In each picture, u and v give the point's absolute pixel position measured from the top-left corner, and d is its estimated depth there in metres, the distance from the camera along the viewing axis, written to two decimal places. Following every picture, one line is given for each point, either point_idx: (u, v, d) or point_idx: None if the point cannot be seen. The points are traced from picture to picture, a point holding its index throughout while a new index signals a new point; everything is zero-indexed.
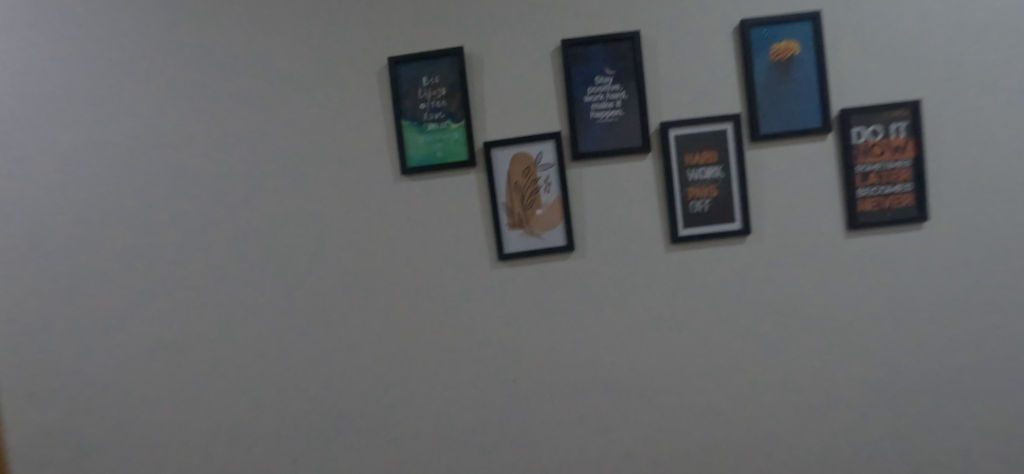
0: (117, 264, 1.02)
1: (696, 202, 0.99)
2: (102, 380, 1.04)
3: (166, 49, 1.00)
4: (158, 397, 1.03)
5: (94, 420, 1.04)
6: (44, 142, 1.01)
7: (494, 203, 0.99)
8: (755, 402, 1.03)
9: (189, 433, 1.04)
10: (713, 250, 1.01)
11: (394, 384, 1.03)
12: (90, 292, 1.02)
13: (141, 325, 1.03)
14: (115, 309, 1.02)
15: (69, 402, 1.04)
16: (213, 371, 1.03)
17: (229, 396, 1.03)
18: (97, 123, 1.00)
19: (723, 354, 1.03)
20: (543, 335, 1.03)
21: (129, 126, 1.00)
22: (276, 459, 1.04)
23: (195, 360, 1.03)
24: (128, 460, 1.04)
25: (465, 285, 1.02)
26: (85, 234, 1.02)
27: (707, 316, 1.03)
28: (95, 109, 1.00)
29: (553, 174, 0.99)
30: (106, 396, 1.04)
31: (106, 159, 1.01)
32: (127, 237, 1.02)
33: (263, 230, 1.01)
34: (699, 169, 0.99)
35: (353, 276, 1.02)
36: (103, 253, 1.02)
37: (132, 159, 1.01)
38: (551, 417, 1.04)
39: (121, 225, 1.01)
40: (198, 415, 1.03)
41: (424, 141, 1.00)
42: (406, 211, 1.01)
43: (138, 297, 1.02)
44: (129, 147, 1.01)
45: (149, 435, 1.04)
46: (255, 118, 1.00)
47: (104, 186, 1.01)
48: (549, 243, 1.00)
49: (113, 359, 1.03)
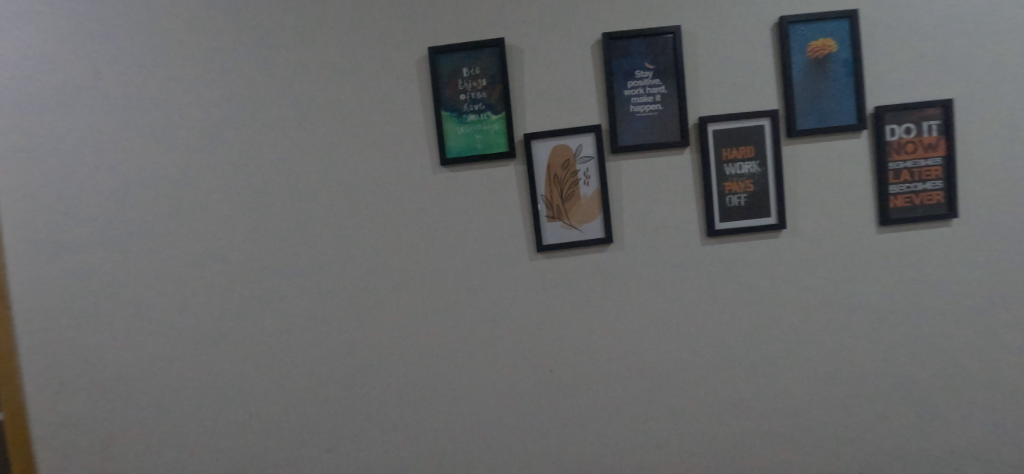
0: (150, 252, 1.02)
1: (733, 196, 1.01)
2: (134, 368, 1.03)
3: (202, 38, 0.99)
4: (192, 386, 1.04)
5: (126, 410, 1.04)
6: (76, 131, 1.00)
7: (533, 195, 1.00)
8: (785, 394, 1.05)
9: (223, 421, 1.04)
10: (747, 244, 1.03)
11: (429, 375, 1.04)
12: (123, 282, 1.02)
13: (175, 314, 1.02)
14: (149, 298, 1.02)
15: (101, 390, 1.04)
16: (248, 361, 1.03)
17: (263, 386, 1.03)
18: (131, 111, 1.00)
19: (754, 347, 1.05)
20: (578, 327, 1.04)
21: (162, 116, 1.00)
22: (311, 449, 1.04)
23: (229, 351, 1.03)
24: (161, 447, 1.04)
25: (502, 276, 1.03)
26: (117, 222, 1.01)
27: (739, 310, 1.04)
28: (129, 97, 1.00)
29: (592, 167, 1.00)
30: (138, 384, 1.04)
31: (140, 148, 1.00)
32: (162, 227, 1.01)
33: (300, 220, 1.01)
34: (736, 164, 1.00)
35: (390, 267, 1.02)
36: (137, 243, 1.02)
37: (166, 149, 1.00)
38: (584, 408, 1.05)
39: (155, 215, 1.01)
40: (232, 406, 1.04)
41: (464, 131, 1.00)
42: (444, 203, 1.02)
43: (172, 285, 1.02)
44: (163, 137, 1.00)
45: (182, 423, 1.04)
46: (293, 108, 1.00)
47: (138, 176, 1.01)
48: (587, 235, 1.02)
49: (146, 347, 1.03)
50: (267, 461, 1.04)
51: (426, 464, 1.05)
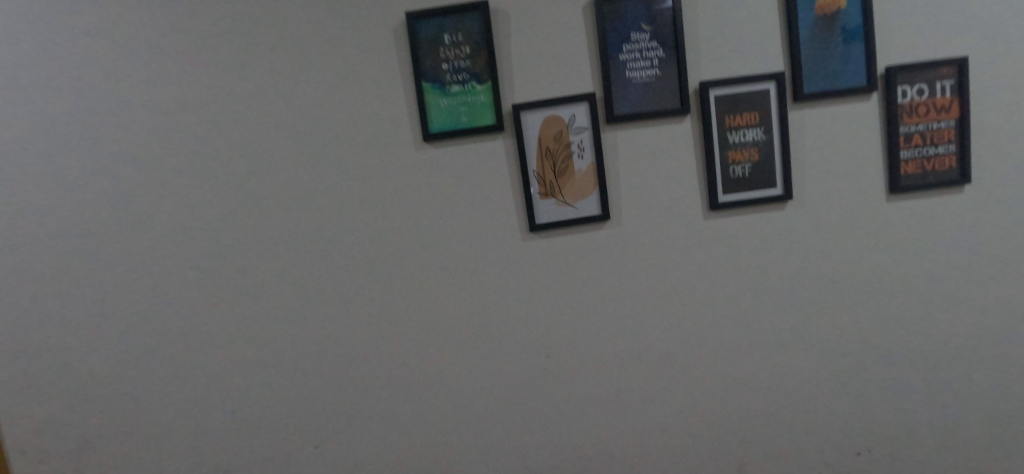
0: (129, 244, 1.00)
1: (737, 166, 0.94)
2: (120, 363, 1.02)
3: (167, 19, 0.95)
4: (179, 380, 1.02)
5: (114, 406, 1.03)
6: (40, 121, 0.97)
7: (524, 170, 0.94)
8: (790, 374, 1.01)
9: (211, 417, 1.03)
10: (751, 218, 0.97)
11: (419, 366, 1.01)
12: (104, 276, 1.00)
13: (159, 307, 1.01)
14: (130, 292, 1.01)
15: (88, 385, 1.03)
16: (236, 352, 1.02)
17: (253, 377, 1.02)
18: (98, 99, 0.96)
19: (760, 326, 1.00)
20: (574, 310, 0.99)
21: (132, 103, 0.97)
22: (304, 440, 1.03)
23: (216, 342, 1.02)
24: (151, 444, 1.04)
25: (493, 259, 0.98)
26: (92, 215, 0.99)
27: (743, 288, 0.99)
28: (93, 86, 0.96)
29: (586, 139, 0.94)
30: (125, 380, 1.03)
31: (112, 139, 0.97)
32: (138, 219, 0.99)
33: (279, 211, 0.98)
34: (740, 131, 0.94)
35: (374, 254, 0.99)
36: (113, 236, 0.99)
37: (138, 139, 0.97)
38: (582, 394, 1.01)
39: (131, 207, 0.99)
40: (223, 398, 1.03)
41: (448, 104, 0.93)
42: (430, 184, 0.97)
43: (153, 277, 1.00)
44: (133, 126, 0.97)
45: (171, 418, 1.03)
46: (268, 90, 0.96)
47: (111, 167, 0.98)
48: (582, 213, 0.95)
49: (131, 341, 1.02)
50: (260, 453, 1.04)
51: (420, 454, 1.03)
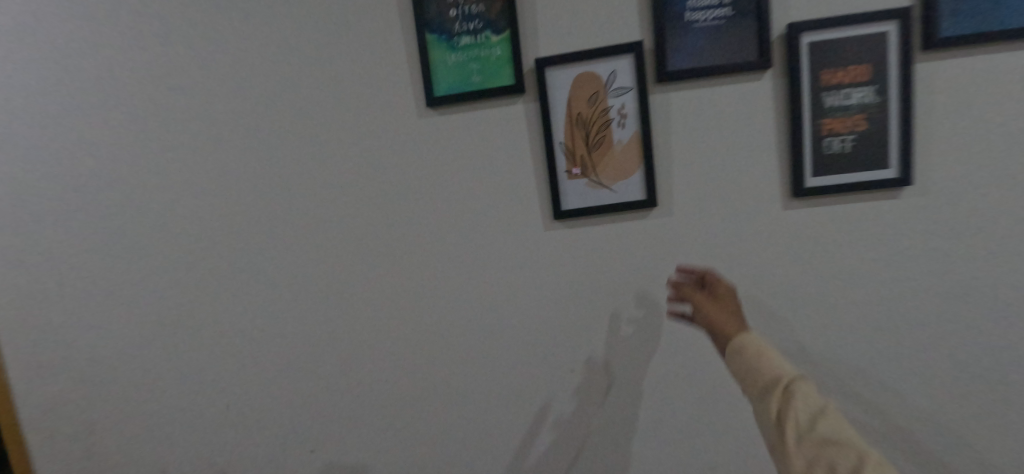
0: (117, 224, 0.92)
1: (835, 139, 0.71)
2: (115, 349, 0.97)
3: None
4: (171, 370, 0.96)
5: (109, 393, 0.99)
6: (17, 90, 0.90)
7: (549, 143, 0.76)
8: (885, 411, 0.78)
9: (203, 412, 0.97)
10: (848, 208, 0.74)
11: (420, 373, 0.89)
12: (96, 257, 0.94)
13: (148, 289, 0.94)
14: (121, 274, 0.94)
15: (84, 370, 0.98)
16: (226, 343, 0.94)
17: (242, 371, 0.94)
18: (78, 63, 0.88)
19: (847, 349, 0.78)
20: (604, 316, 0.82)
21: (112, 67, 0.87)
22: (297, 442, 0.95)
23: (205, 330, 0.94)
24: (147, 434, 0.99)
25: (507, 251, 0.82)
26: (81, 192, 0.92)
27: (829, 300, 0.76)
28: (66, 48, 0.87)
29: (629, 102, 0.74)
30: (120, 367, 0.97)
31: (95, 108, 0.89)
32: (124, 197, 0.91)
33: (267, 191, 0.87)
34: (842, 92, 0.70)
35: (371, 241, 0.86)
36: (97, 214, 0.93)
37: (114, 109, 0.89)
38: (606, 418, 0.85)
39: (116, 184, 0.91)
40: (212, 391, 0.96)
41: (459, 60, 0.77)
42: (435, 161, 0.81)
43: (143, 260, 0.93)
44: (110, 93, 0.88)
45: (164, 409, 0.98)
46: (254, 50, 0.83)
47: (96, 139, 0.90)
48: (621, 197, 0.77)
49: (124, 326, 0.96)
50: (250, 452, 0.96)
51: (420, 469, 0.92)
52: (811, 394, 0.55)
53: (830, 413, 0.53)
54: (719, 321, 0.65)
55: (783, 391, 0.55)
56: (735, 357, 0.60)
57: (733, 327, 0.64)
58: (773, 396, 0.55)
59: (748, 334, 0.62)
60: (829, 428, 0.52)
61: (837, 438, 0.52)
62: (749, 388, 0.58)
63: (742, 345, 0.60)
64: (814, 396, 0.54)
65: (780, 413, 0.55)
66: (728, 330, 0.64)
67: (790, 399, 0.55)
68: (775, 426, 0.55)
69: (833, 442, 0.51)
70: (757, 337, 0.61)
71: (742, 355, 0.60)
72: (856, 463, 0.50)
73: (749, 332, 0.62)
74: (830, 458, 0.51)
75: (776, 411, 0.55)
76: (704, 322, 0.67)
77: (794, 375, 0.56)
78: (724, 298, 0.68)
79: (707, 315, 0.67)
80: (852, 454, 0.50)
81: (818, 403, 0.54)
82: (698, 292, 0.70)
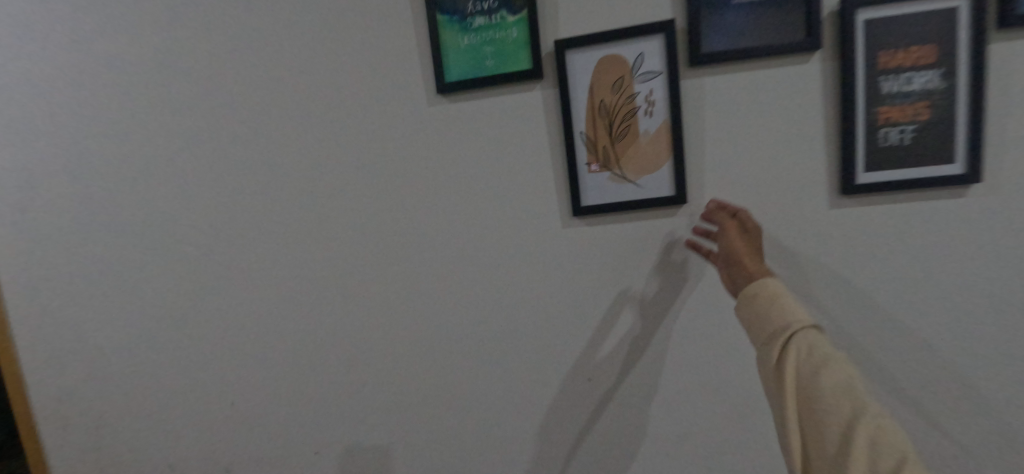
0: (136, 214, 0.94)
1: (892, 129, 0.63)
2: (137, 335, 1.00)
3: None
4: (189, 358, 0.98)
5: (133, 377, 1.02)
6: (42, 79, 0.91)
7: (569, 133, 0.71)
8: (927, 430, 0.72)
9: (218, 403, 0.99)
10: (902, 208, 0.66)
11: (426, 374, 0.87)
12: (117, 245, 0.96)
13: (167, 279, 0.96)
14: (141, 263, 0.96)
15: (111, 354, 1.02)
16: (240, 335, 0.94)
17: (257, 364, 0.94)
18: (97, 53, 0.88)
19: (891, 362, 0.71)
20: (626, 320, 0.77)
21: (130, 57, 0.88)
22: (312, 436, 0.95)
23: (222, 321, 0.94)
24: (166, 420, 1.03)
25: (520, 249, 0.78)
26: (102, 181, 0.94)
27: (875, 309, 0.70)
28: (86, 39, 0.88)
29: (658, 89, 0.67)
30: (142, 353, 1.00)
31: (114, 98, 0.90)
32: (142, 187, 0.92)
33: (276, 185, 0.86)
34: (903, 76, 0.62)
35: (380, 236, 0.83)
36: (117, 203, 0.94)
37: (132, 99, 0.89)
38: (618, 425, 0.82)
39: (135, 174, 0.92)
40: (229, 380, 0.97)
41: (471, 43, 0.71)
42: (448, 153, 0.77)
43: (161, 250, 0.94)
44: (128, 84, 0.89)
45: (183, 397, 1.00)
46: (265, 37, 0.81)
47: (116, 129, 0.91)
48: (646, 192, 0.71)
49: (146, 313, 0.98)
50: (267, 442, 0.98)
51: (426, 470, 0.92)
52: (818, 344, 0.53)
53: (836, 365, 0.52)
54: (741, 258, 0.61)
55: (789, 340, 0.53)
56: (746, 300, 0.58)
57: (753, 266, 0.60)
58: (775, 344, 0.54)
59: (768, 278, 0.58)
60: (831, 380, 0.51)
61: (838, 389, 0.50)
62: (754, 332, 0.57)
63: (756, 289, 0.57)
64: (821, 346, 0.52)
65: (781, 360, 0.54)
66: (748, 270, 0.60)
67: (795, 349, 0.53)
68: (772, 373, 0.54)
69: (831, 394, 0.50)
70: (776, 281, 0.57)
71: (754, 299, 0.57)
72: (848, 414, 0.49)
73: (770, 276, 0.59)
74: (825, 408, 0.50)
75: (776, 358, 0.54)
76: (724, 256, 0.63)
77: (805, 322, 0.54)
78: (750, 236, 0.63)
79: (728, 248, 0.63)
80: (848, 406, 0.50)
81: (824, 352, 0.52)
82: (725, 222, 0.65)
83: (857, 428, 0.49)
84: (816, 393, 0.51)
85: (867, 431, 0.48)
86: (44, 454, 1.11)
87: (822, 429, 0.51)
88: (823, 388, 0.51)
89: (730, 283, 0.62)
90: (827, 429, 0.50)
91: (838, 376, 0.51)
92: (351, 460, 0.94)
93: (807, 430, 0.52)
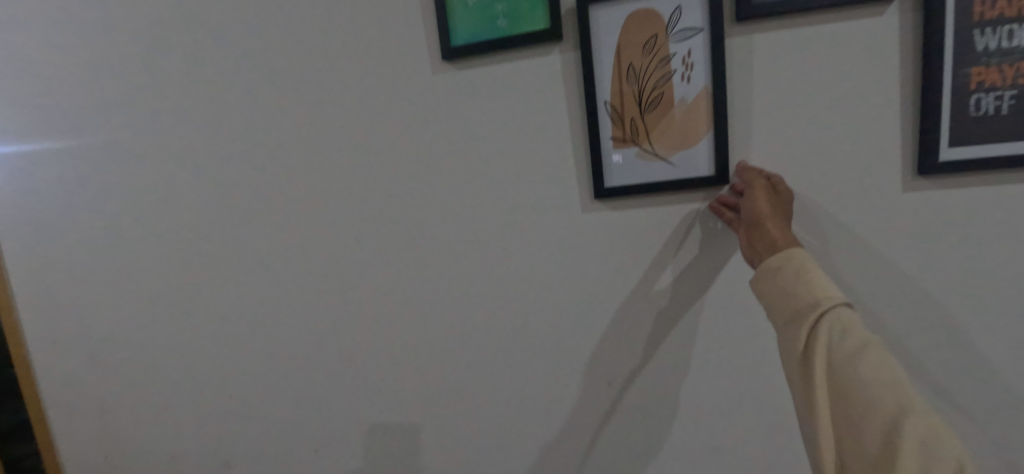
0: (132, 195, 0.90)
1: (986, 95, 0.52)
2: (137, 320, 0.97)
3: None
4: (189, 346, 0.94)
5: (135, 363, 1.00)
6: (36, 52, 0.87)
7: (592, 102, 0.62)
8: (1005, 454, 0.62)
9: (217, 394, 0.95)
10: (989, 190, 0.55)
11: (430, 371, 0.81)
12: (114, 227, 0.92)
13: (166, 264, 0.92)
14: (140, 246, 0.92)
15: (113, 339, 0.99)
16: (241, 324, 0.89)
17: (258, 354, 0.90)
18: (89, 24, 0.84)
19: (967, 375, 0.61)
20: (653, 317, 0.69)
21: (121, 28, 0.83)
22: (312, 431, 0.91)
23: (222, 309, 0.90)
24: (167, 409, 1.00)
25: (534, 235, 0.71)
26: (96, 160, 0.90)
27: (950, 312, 0.59)
28: (79, 8, 0.83)
29: (697, 50, 0.58)
30: (143, 339, 0.97)
31: (107, 72, 0.85)
32: (136, 167, 0.88)
33: (272, 165, 0.80)
34: (1004, 29, 0.51)
35: (381, 220, 0.77)
36: (112, 183, 0.90)
37: (125, 73, 0.85)
38: (638, 431, 0.75)
39: (129, 152, 0.88)
40: (230, 371, 0.93)
41: (482, 1, 0.63)
42: (456, 129, 0.70)
43: (158, 233, 0.90)
44: (122, 57, 0.84)
45: (183, 386, 0.97)
46: (257, 1, 0.75)
47: (109, 105, 0.87)
48: (679, 171, 0.62)
49: (146, 298, 0.95)
50: (269, 436, 0.94)
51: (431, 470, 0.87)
52: (854, 325, 0.45)
53: (876, 351, 0.43)
54: (764, 223, 0.53)
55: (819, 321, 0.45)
56: (768, 273, 0.50)
57: (779, 234, 0.52)
58: (802, 324, 0.46)
59: (796, 249, 0.50)
60: (870, 369, 0.42)
61: (879, 380, 0.42)
62: (776, 312, 0.49)
63: (781, 260, 0.49)
64: (858, 327, 0.44)
65: (808, 343, 0.46)
66: (772, 237, 0.52)
67: (826, 330, 0.45)
68: (798, 360, 0.46)
69: (869, 386, 0.42)
70: (803, 251, 0.49)
71: (778, 273, 0.49)
72: (892, 411, 0.41)
73: (796, 246, 0.51)
74: (862, 401, 0.42)
75: (802, 343, 0.46)
76: (745, 221, 0.55)
77: (837, 299, 0.46)
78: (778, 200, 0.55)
79: (751, 212, 0.54)
80: (892, 400, 0.41)
81: (861, 336, 0.44)
82: (750, 185, 0.56)
83: (903, 427, 0.40)
84: (852, 383, 0.43)
85: (915, 431, 0.40)
86: (51, 438, 1.10)
87: (859, 427, 0.42)
88: (861, 377, 0.42)
89: (751, 254, 0.54)
90: (865, 427, 0.42)
91: (878, 363, 0.43)
92: (354, 457, 0.90)
93: (840, 429, 0.44)
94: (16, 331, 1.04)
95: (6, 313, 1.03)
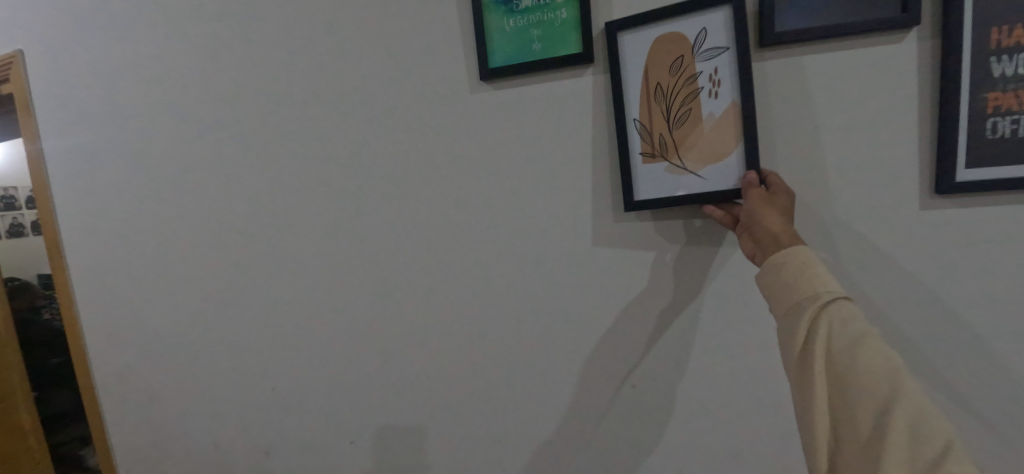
0: (185, 198, 0.97)
1: (1002, 119, 0.55)
2: (186, 316, 1.04)
3: None
4: (233, 341, 1.01)
5: (182, 355, 1.06)
6: (104, 66, 0.96)
7: (621, 119, 0.66)
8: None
9: (259, 385, 1.01)
10: (1002, 208, 0.58)
11: (459, 369, 0.86)
12: (168, 228, 1.00)
13: (214, 263, 0.98)
14: (189, 247, 0.99)
15: (162, 333, 1.07)
16: (282, 321, 0.95)
17: (297, 350, 0.96)
18: (153, 42, 0.92)
19: (984, 386, 0.63)
20: (673, 323, 0.73)
21: (180, 45, 0.90)
22: (347, 423, 0.96)
23: (265, 307, 0.96)
24: (212, 399, 1.07)
25: (561, 243, 0.75)
26: (155, 167, 0.97)
27: (967, 325, 0.61)
28: (145, 28, 0.92)
29: (724, 66, 0.61)
30: (191, 334, 1.04)
31: (166, 86, 0.93)
32: (190, 173, 0.95)
33: (314, 173, 0.86)
34: (1020, 57, 0.53)
35: (416, 226, 0.82)
36: (167, 187, 0.97)
37: (181, 86, 0.92)
38: (659, 433, 0.78)
39: (183, 160, 0.95)
40: (272, 365, 0.99)
41: (518, 26, 0.68)
42: (490, 143, 0.74)
43: (207, 235, 0.97)
44: (179, 73, 0.91)
45: (228, 378, 1.04)
46: (304, 24, 0.81)
47: (167, 116, 0.94)
48: (709, 185, 0.64)
49: (194, 295, 1.02)
50: (306, 427, 1.00)
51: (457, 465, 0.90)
52: (853, 318, 0.47)
53: (875, 341, 0.46)
54: (766, 217, 0.55)
55: (820, 313, 0.48)
56: (772, 267, 0.52)
57: (780, 228, 0.54)
58: (802, 318, 0.48)
59: (797, 245, 0.52)
60: (869, 360, 0.45)
61: (877, 368, 0.44)
62: (778, 304, 0.51)
63: (783, 255, 0.51)
64: (857, 320, 0.47)
65: (808, 334, 0.48)
66: (774, 230, 0.54)
67: (826, 323, 0.47)
68: (798, 351, 0.48)
69: (867, 373, 0.45)
70: (806, 248, 0.51)
71: (778, 266, 0.51)
72: (885, 398, 0.44)
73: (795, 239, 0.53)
74: (858, 388, 0.45)
75: (802, 334, 0.48)
76: (745, 218, 0.58)
77: (837, 293, 0.48)
78: (776, 195, 0.58)
79: (750, 210, 0.57)
80: (886, 387, 0.44)
81: (860, 328, 0.46)
82: (753, 181, 0.59)
83: (896, 413, 0.43)
84: (851, 373, 0.45)
85: (906, 414, 0.43)
86: (105, 425, 1.18)
87: (853, 411, 0.45)
88: (858, 368, 0.45)
89: (755, 247, 0.56)
90: (858, 411, 0.45)
91: (877, 353, 0.45)
92: (385, 449, 0.95)
93: (836, 413, 0.47)
94: (75, 325, 1.13)
95: (67, 305, 1.12)
